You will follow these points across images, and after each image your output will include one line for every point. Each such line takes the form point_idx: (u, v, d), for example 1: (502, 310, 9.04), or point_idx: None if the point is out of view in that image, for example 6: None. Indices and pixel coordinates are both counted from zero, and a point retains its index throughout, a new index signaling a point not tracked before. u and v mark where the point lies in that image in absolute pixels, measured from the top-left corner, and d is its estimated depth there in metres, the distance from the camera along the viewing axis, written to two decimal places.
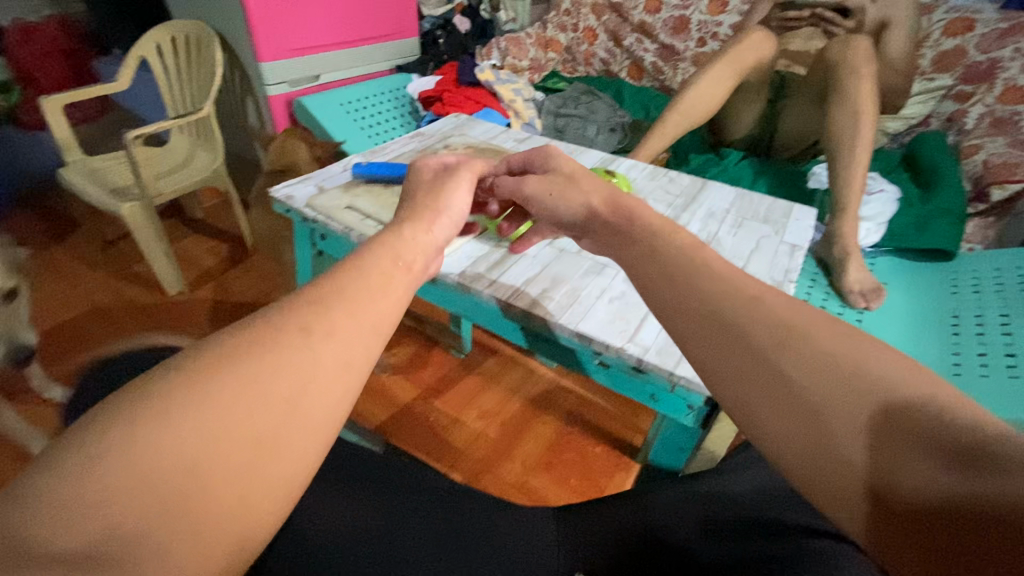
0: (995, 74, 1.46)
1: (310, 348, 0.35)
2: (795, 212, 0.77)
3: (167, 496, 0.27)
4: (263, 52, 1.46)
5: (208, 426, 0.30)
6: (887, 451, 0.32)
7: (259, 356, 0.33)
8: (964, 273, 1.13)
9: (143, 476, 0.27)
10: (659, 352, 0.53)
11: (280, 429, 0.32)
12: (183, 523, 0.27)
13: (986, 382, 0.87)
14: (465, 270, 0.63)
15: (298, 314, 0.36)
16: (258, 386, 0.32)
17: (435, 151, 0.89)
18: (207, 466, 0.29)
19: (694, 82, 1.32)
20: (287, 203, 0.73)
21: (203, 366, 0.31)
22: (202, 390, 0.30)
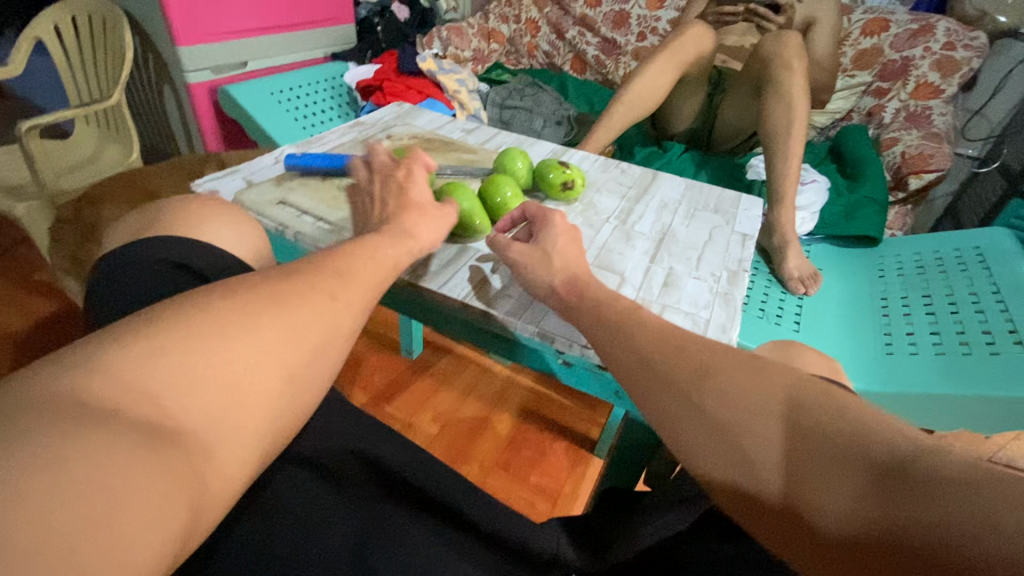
0: (908, 72, 1.57)
1: (337, 309, 0.42)
2: (742, 202, 0.78)
3: (219, 400, 0.32)
4: (180, 35, 1.33)
5: (256, 351, 0.35)
6: (804, 473, 0.34)
7: (296, 304, 0.39)
8: (888, 257, 1.20)
9: (199, 378, 0.32)
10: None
11: (306, 370, 0.38)
12: (227, 429, 0.32)
13: (914, 361, 0.92)
14: (416, 269, 0.59)
15: (328, 279, 0.43)
16: (294, 325, 0.38)
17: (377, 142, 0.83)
18: (249, 382, 0.34)
19: (638, 75, 1.33)
20: (211, 199, 0.66)
21: (258, 296, 0.37)
22: (252, 317, 0.36)
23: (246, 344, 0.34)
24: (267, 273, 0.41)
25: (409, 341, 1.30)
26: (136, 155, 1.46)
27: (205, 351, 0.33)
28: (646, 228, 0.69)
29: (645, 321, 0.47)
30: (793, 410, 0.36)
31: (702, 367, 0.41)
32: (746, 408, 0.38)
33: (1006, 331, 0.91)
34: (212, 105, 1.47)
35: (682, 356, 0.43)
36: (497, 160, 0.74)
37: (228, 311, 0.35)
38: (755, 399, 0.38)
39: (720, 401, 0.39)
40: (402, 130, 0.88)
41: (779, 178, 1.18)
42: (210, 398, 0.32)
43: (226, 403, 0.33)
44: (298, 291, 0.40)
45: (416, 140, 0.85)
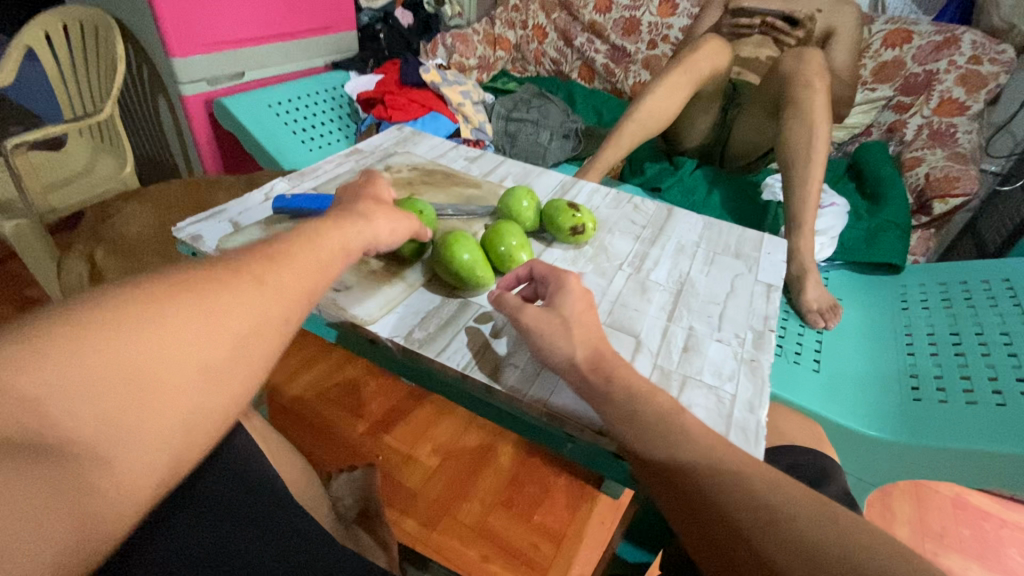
0: (931, 87, 1.51)
1: (262, 296, 0.39)
2: (765, 244, 0.73)
3: (118, 402, 0.31)
4: (174, 46, 1.28)
5: (161, 345, 0.33)
6: None
7: (211, 293, 0.37)
8: (911, 287, 1.15)
9: (91, 380, 0.30)
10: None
11: (225, 368, 0.36)
12: (128, 433, 0.31)
13: (944, 409, 0.87)
14: (412, 332, 0.54)
15: (254, 265, 0.41)
16: (209, 317, 0.36)
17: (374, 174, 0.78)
18: (155, 381, 0.32)
19: (652, 90, 1.27)
20: (193, 245, 0.61)
21: (169, 284, 0.36)
22: (156, 311, 0.34)
23: (149, 334, 0.33)
24: (190, 267, 0.38)
25: None
26: (130, 167, 1.42)
27: (98, 344, 0.31)
28: (662, 278, 0.64)
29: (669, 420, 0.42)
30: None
31: (743, 492, 0.39)
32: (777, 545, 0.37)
33: None
34: (208, 117, 1.42)
35: (732, 490, 0.39)
36: (501, 201, 0.69)
37: (128, 300, 0.33)
38: (833, 565, 0.35)
39: (751, 541, 0.37)
40: (401, 159, 0.83)
41: (797, 203, 1.13)
42: (95, 401, 0.30)
43: (125, 404, 0.31)
44: (217, 279, 0.38)
45: (417, 172, 0.80)
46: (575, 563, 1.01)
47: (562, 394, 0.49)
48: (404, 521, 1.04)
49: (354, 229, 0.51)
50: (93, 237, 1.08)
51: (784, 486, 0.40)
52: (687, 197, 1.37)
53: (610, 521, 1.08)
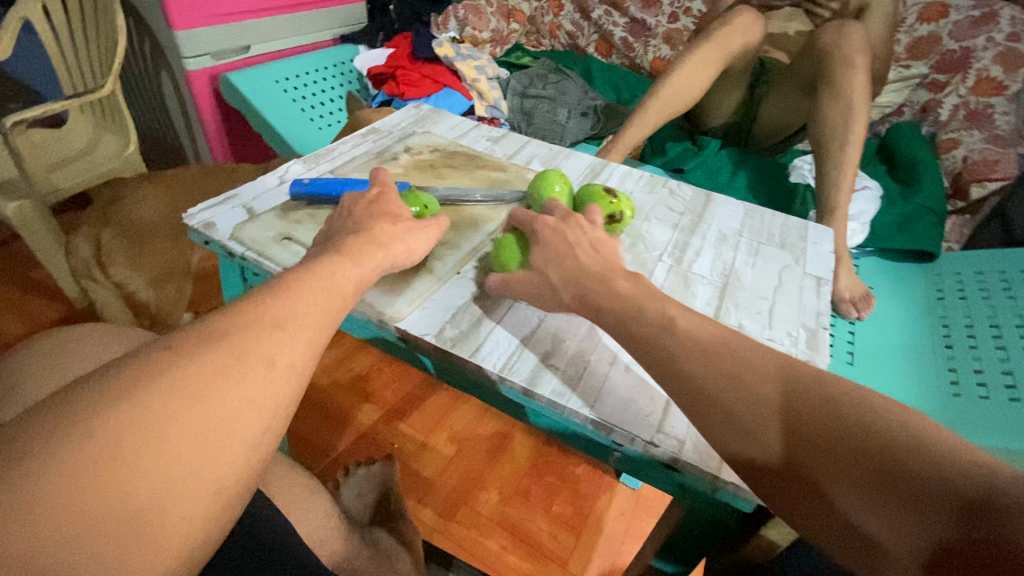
0: (969, 64, 1.43)
1: (272, 381, 0.37)
2: (811, 233, 0.69)
3: (114, 541, 0.30)
4: (177, 19, 1.22)
5: (163, 474, 0.31)
6: (885, 512, 0.31)
7: (223, 392, 0.35)
8: (947, 276, 1.11)
9: (89, 521, 0.29)
10: (698, 447, 0.42)
11: (233, 473, 0.35)
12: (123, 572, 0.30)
13: (987, 407, 0.83)
14: (443, 330, 0.51)
15: (263, 342, 0.38)
16: (220, 429, 0.34)
17: (393, 156, 0.73)
18: (157, 513, 0.31)
19: (678, 66, 1.21)
20: (206, 233, 0.57)
21: (172, 396, 0.33)
22: (164, 428, 0.32)
23: (151, 465, 0.31)
24: (191, 357, 0.35)
25: None
26: (134, 146, 1.37)
27: (97, 484, 0.30)
28: (706, 270, 0.60)
29: (762, 428, 0.37)
30: (854, 437, 0.34)
31: (842, 444, 0.34)
32: (900, 495, 0.31)
33: None
34: (213, 94, 1.37)
35: (833, 450, 0.34)
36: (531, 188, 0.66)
37: (125, 422, 0.31)
38: (823, 428, 0.35)
39: (867, 502, 0.32)
40: (422, 140, 0.79)
41: (830, 188, 1.07)
42: (95, 544, 0.29)
43: (127, 538, 0.30)
44: (222, 374, 0.35)
45: (438, 154, 0.75)
46: (595, 555, 1.00)
47: (613, 410, 0.44)
48: (422, 510, 1.03)
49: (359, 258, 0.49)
50: (101, 218, 1.04)
51: (898, 424, 0.33)
52: (712, 179, 1.32)
53: (630, 512, 1.06)
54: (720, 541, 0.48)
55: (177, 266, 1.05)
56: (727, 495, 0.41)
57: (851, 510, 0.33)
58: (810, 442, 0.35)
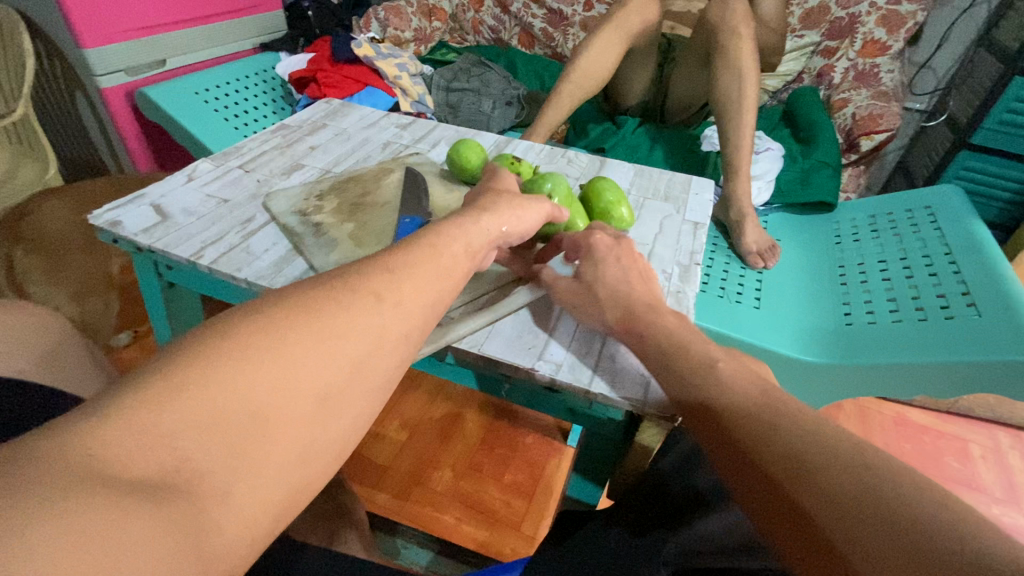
0: (854, 30, 1.55)
1: (380, 313, 0.38)
2: (693, 185, 0.76)
3: (241, 437, 0.29)
4: (85, 36, 1.21)
5: (286, 378, 0.32)
6: (845, 526, 0.29)
7: (340, 314, 0.36)
8: (844, 222, 1.21)
9: (220, 412, 0.29)
10: (572, 367, 0.49)
11: (341, 388, 0.34)
12: (245, 468, 0.29)
13: (873, 329, 0.93)
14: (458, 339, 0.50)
15: (371, 280, 0.39)
16: (336, 343, 0.35)
17: (304, 220, 0.62)
18: (276, 415, 0.31)
19: (585, 49, 1.27)
20: (113, 231, 0.59)
21: (298, 309, 0.35)
22: (288, 336, 0.33)
23: (278, 364, 0.32)
24: (299, 288, 0.37)
25: None
26: (55, 170, 1.37)
27: (237, 375, 0.30)
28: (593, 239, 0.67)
29: (780, 475, 0.33)
30: (840, 456, 0.32)
31: (866, 514, 0.29)
32: (877, 519, 0.29)
33: (960, 294, 0.93)
34: (131, 109, 1.36)
35: (813, 465, 0.32)
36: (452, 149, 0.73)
37: (258, 327, 0.33)
38: (813, 446, 0.33)
39: (840, 522, 0.29)
40: (328, 137, 0.81)
41: (732, 151, 1.16)
42: (227, 434, 0.29)
43: (251, 436, 0.30)
44: (335, 298, 0.37)
45: (330, 197, 0.67)
46: (546, 516, 1.04)
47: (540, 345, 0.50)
48: (376, 494, 1.05)
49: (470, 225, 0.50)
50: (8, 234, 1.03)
51: (942, 509, 0.28)
52: (631, 154, 1.38)
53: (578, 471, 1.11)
54: (609, 460, 0.56)
55: (97, 277, 1.09)
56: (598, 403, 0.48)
57: (811, 512, 0.31)
58: (832, 505, 0.30)
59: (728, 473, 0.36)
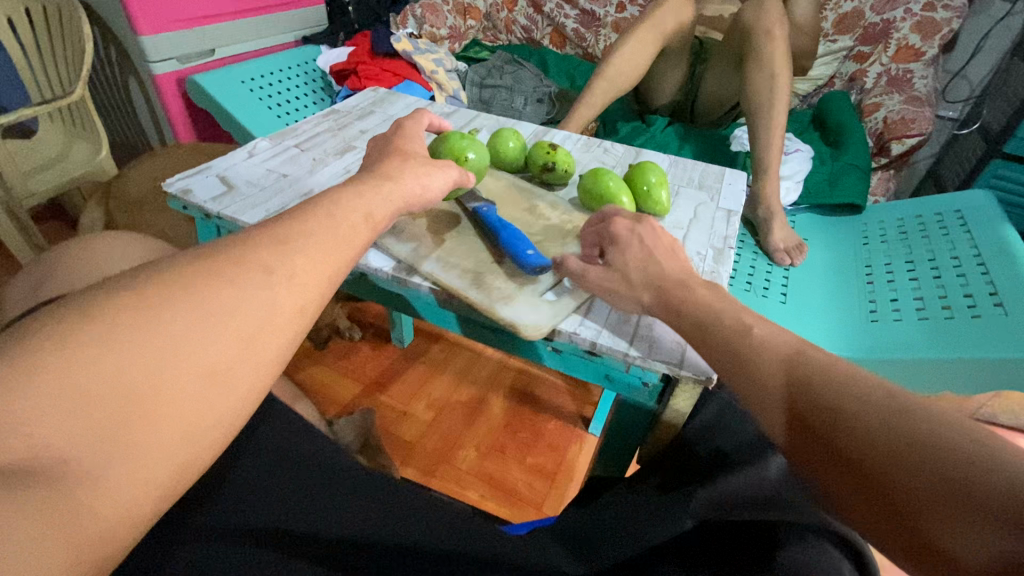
0: (889, 35, 1.55)
1: (268, 287, 0.37)
2: (727, 176, 0.78)
3: (106, 420, 0.30)
4: (143, 25, 1.27)
5: (155, 362, 0.32)
6: (923, 505, 0.30)
7: (219, 289, 0.35)
8: (872, 224, 1.22)
9: (80, 398, 0.29)
10: (612, 333, 0.54)
11: (231, 364, 0.35)
12: (120, 450, 0.30)
13: (899, 326, 0.94)
14: (516, 303, 0.55)
15: (263, 252, 0.39)
16: (210, 320, 0.34)
17: None
18: (146, 395, 0.31)
19: (619, 47, 1.30)
20: (184, 198, 0.64)
21: (173, 285, 0.34)
22: (156, 316, 0.32)
23: (143, 352, 0.31)
24: (217, 253, 0.37)
25: (400, 330, 1.30)
26: (106, 151, 1.43)
27: (92, 362, 0.30)
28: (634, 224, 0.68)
29: (824, 424, 0.35)
30: (897, 428, 0.33)
31: (897, 447, 0.32)
32: (952, 492, 0.29)
33: (987, 293, 0.93)
34: (181, 96, 1.42)
35: (880, 444, 0.33)
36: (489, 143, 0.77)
37: (122, 313, 0.32)
38: (876, 421, 0.33)
39: (922, 500, 0.30)
40: (375, 122, 0.86)
41: (763, 149, 1.17)
42: (92, 420, 0.29)
43: (125, 419, 0.30)
44: (216, 276, 0.36)
45: None
46: (567, 498, 1.07)
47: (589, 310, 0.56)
48: (404, 469, 1.09)
49: (376, 199, 0.50)
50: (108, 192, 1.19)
51: (964, 436, 0.31)
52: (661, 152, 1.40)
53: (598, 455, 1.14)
54: (636, 427, 0.59)
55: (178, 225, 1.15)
56: (636, 365, 0.52)
57: (886, 491, 0.31)
58: (865, 439, 0.33)
59: (792, 450, 0.37)
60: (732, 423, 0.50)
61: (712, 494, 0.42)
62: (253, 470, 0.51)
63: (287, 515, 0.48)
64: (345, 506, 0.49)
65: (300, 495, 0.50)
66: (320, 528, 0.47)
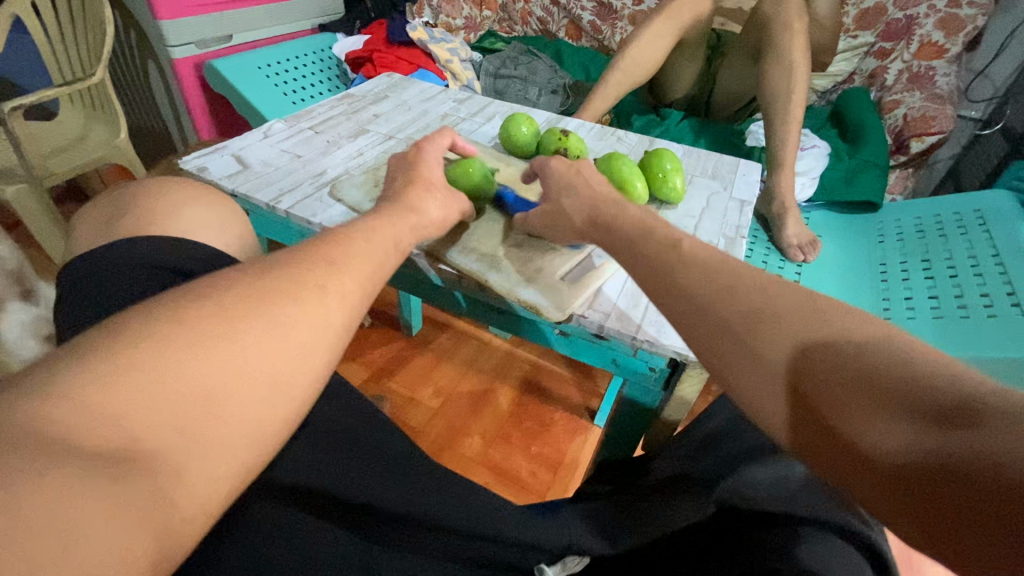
0: (912, 31, 1.52)
1: (324, 303, 0.37)
2: (741, 167, 0.77)
3: (189, 422, 0.29)
4: (162, 8, 1.28)
5: (232, 369, 0.31)
6: (864, 419, 0.31)
7: (287, 303, 0.35)
8: (888, 222, 1.20)
9: (165, 399, 0.28)
10: (619, 318, 0.54)
11: (290, 372, 0.34)
12: (189, 451, 0.28)
13: (914, 323, 0.93)
14: (520, 284, 0.55)
15: (316, 272, 0.39)
16: (283, 330, 0.34)
17: (370, 176, 0.66)
18: (222, 400, 0.30)
19: (635, 38, 1.29)
20: (200, 175, 0.65)
21: (247, 297, 0.34)
22: (236, 324, 0.32)
23: (219, 358, 0.31)
24: (235, 266, 0.37)
25: (409, 317, 1.30)
26: (124, 134, 1.44)
27: (180, 363, 0.30)
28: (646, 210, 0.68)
29: (779, 357, 0.35)
30: (843, 353, 0.33)
31: (843, 367, 0.33)
32: (892, 403, 0.30)
33: (1006, 293, 0.92)
34: (198, 80, 1.44)
35: (827, 367, 0.33)
36: (503, 128, 0.77)
37: (178, 313, 0.32)
38: (825, 348, 0.34)
39: (862, 413, 0.31)
40: (389, 106, 0.86)
41: (778, 144, 1.16)
42: (174, 424, 0.28)
43: (201, 423, 0.29)
44: (275, 289, 0.36)
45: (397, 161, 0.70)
46: (570, 488, 1.07)
47: (599, 293, 0.56)
48: None
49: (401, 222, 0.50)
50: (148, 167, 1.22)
51: (901, 356, 0.32)
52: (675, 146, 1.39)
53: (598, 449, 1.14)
54: (640, 417, 0.59)
55: None
56: (644, 350, 0.52)
57: (830, 408, 0.32)
58: (813, 368, 0.34)
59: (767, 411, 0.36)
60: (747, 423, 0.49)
61: (731, 486, 0.41)
62: (302, 445, 0.50)
63: (342, 483, 0.50)
64: (390, 482, 0.52)
65: (350, 467, 0.51)
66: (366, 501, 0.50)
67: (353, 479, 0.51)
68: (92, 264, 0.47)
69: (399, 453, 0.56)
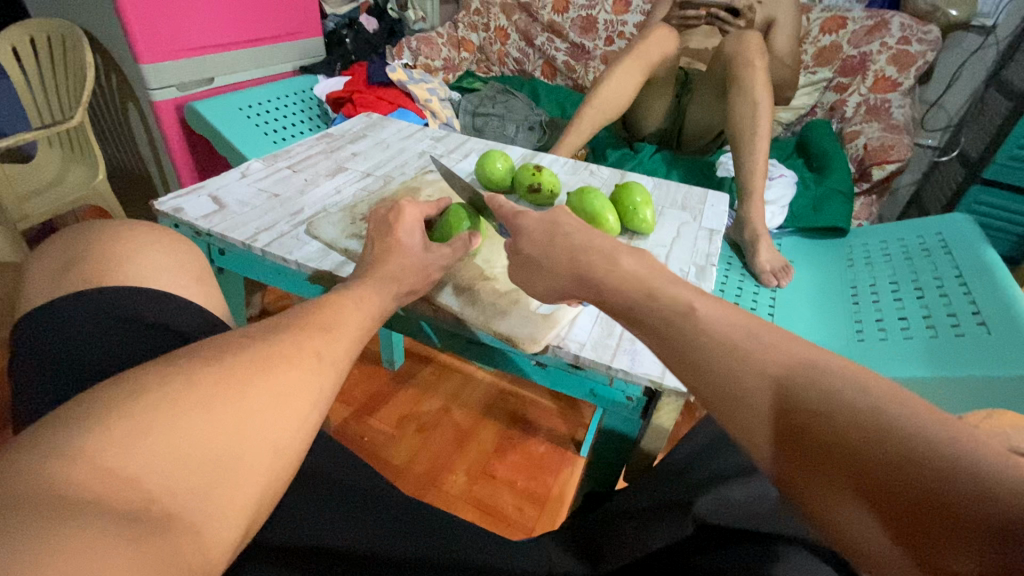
0: (867, 67, 1.61)
1: (319, 373, 0.40)
2: (709, 198, 0.80)
3: (207, 476, 0.31)
4: (144, 53, 1.30)
5: (247, 434, 0.33)
6: (907, 510, 0.27)
7: (288, 370, 0.38)
8: (856, 247, 1.24)
9: (185, 459, 0.30)
10: (594, 347, 0.54)
11: (285, 435, 0.36)
12: (197, 509, 0.30)
13: (884, 345, 0.96)
14: (495, 320, 0.55)
15: (312, 340, 0.41)
16: (287, 397, 0.36)
17: (347, 214, 0.67)
18: (236, 464, 0.32)
19: (607, 76, 1.34)
20: (176, 216, 0.65)
21: (252, 363, 0.36)
22: (248, 390, 0.35)
23: (235, 420, 0.33)
24: (228, 333, 0.39)
25: (391, 352, 1.29)
26: (102, 175, 1.43)
27: (194, 426, 0.31)
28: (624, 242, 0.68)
29: (798, 416, 0.32)
30: (868, 417, 0.30)
31: (878, 444, 0.29)
32: (937, 499, 0.26)
33: (970, 313, 0.95)
34: (179, 123, 1.45)
35: (859, 442, 0.29)
36: (478, 165, 0.79)
37: (178, 375, 0.33)
38: (856, 416, 0.30)
39: (902, 507, 0.27)
40: (367, 145, 0.88)
41: (747, 174, 1.20)
42: (200, 479, 0.31)
43: (213, 480, 0.31)
44: (280, 355, 0.38)
45: (373, 199, 0.71)
46: (556, 519, 1.05)
47: (574, 323, 0.57)
48: None
49: (373, 283, 0.52)
50: None
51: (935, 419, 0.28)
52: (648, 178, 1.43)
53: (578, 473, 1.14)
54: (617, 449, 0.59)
55: None
56: (619, 378, 0.53)
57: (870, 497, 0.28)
58: (844, 436, 0.30)
59: None
60: (721, 451, 0.49)
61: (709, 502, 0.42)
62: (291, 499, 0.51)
63: (328, 533, 0.50)
64: (376, 522, 0.53)
65: (340, 516, 0.52)
66: (349, 542, 0.50)
67: (343, 528, 0.51)
68: (76, 310, 0.49)
69: (392, 499, 0.57)
